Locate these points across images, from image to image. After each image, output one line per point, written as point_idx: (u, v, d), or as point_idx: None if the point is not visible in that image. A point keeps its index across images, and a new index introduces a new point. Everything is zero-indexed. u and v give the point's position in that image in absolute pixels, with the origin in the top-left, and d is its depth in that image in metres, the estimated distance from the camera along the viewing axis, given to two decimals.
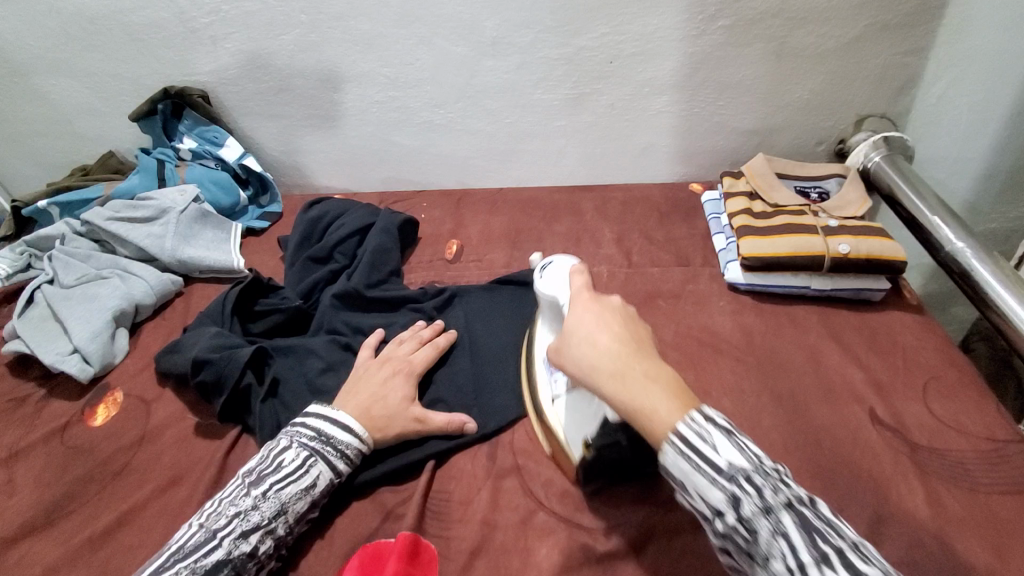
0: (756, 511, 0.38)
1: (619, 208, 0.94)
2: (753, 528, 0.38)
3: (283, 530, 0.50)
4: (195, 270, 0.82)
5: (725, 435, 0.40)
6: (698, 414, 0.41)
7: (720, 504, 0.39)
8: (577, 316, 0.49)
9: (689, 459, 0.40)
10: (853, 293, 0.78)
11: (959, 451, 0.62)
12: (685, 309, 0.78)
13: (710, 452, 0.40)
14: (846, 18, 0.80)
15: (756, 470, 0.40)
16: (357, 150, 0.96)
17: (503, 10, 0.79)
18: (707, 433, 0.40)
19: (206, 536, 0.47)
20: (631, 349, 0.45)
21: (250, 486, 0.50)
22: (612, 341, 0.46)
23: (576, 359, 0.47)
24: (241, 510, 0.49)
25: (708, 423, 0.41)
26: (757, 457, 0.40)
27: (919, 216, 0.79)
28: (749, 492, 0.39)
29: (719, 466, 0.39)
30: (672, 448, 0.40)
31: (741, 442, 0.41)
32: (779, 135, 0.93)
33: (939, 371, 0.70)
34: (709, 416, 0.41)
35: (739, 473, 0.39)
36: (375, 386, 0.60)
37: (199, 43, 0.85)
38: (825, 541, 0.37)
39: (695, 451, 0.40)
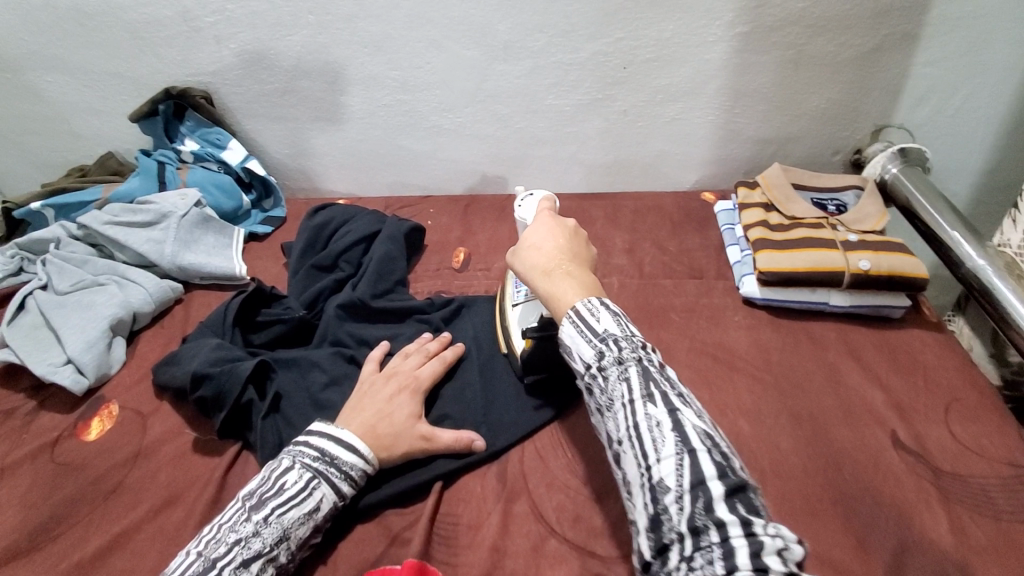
0: (614, 364, 0.45)
1: (631, 217, 0.92)
2: (607, 376, 0.45)
3: (285, 557, 0.48)
4: (195, 276, 0.79)
5: (611, 314, 0.47)
6: (596, 300, 0.48)
7: (589, 360, 0.46)
8: (531, 228, 0.54)
9: (576, 325, 0.47)
10: (873, 310, 0.76)
11: (984, 478, 0.60)
12: (698, 324, 0.76)
13: (592, 319, 0.46)
14: (868, 27, 0.78)
15: (627, 338, 0.46)
16: (362, 154, 0.94)
17: (516, 13, 0.77)
18: (597, 312, 0.47)
19: (205, 565, 0.45)
20: (567, 257, 0.51)
21: (251, 511, 0.48)
22: (554, 248, 0.52)
23: (520, 256, 0.53)
24: (242, 536, 0.46)
25: (599, 305, 0.47)
26: (633, 333, 0.46)
27: (938, 231, 0.77)
28: (612, 348, 0.45)
29: (596, 331, 0.46)
30: (566, 316, 0.47)
31: (622, 319, 0.47)
32: (795, 145, 0.91)
33: (960, 392, 0.68)
34: (603, 302, 0.47)
35: (611, 337, 0.45)
36: (381, 403, 0.57)
37: (203, 42, 0.83)
38: (657, 389, 0.43)
39: (579, 317, 0.47)
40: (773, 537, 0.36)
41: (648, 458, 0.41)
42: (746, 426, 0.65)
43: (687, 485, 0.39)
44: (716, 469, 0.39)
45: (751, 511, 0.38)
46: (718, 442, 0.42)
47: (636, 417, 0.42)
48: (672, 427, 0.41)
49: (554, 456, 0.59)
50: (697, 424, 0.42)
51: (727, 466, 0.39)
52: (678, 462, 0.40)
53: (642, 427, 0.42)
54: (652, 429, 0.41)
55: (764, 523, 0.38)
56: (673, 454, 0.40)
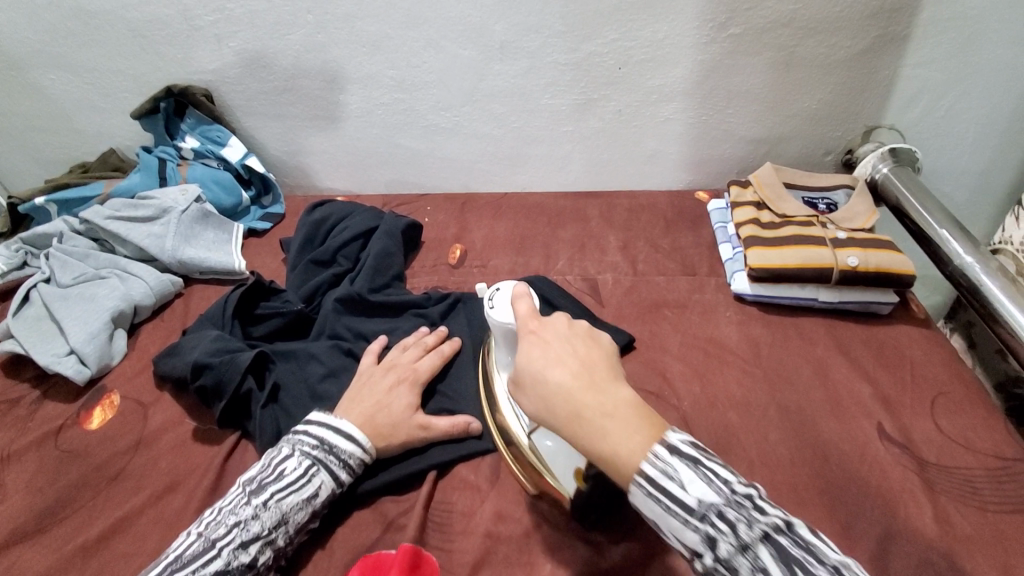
0: (733, 548, 0.37)
1: (625, 215, 0.93)
2: (733, 567, 0.36)
3: (283, 541, 0.49)
4: (195, 271, 0.80)
5: (690, 465, 0.39)
6: (663, 447, 0.39)
7: (695, 544, 0.38)
8: (526, 349, 0.45)
9: (660, 502, 0.38)
10: (861, 306, 0.77)
11: (967, 469, 0.61)
12: (691, 319, 0.77)
13: (677, 489, 0.38)
14: (858, 29, 0.80)
15: (727, 502, 0.38)
16: (361, 152, 0.95)
17: (513, 14, 0.78)
18: (676, 471, 0.39)
19: (205, 545, 0.46)
20: (587, 382, 0.42)
21: (250, 495, 0.49)
22: (566, 375, 0.42)
23: (530, 396, 0.43)
24: (241, 519, 0.48)
25: (670, 457, 0.39)
26: (728, 487, 0.39)
27: (927, 229, 0.78)
28: (723, 530, 0.37)
29: (688, 505, 0.38)
30: (640, 490, 0.39)
31: (710, 471, 0.39)
32: (787, 145, 0.93)
33: (946, 386, 0.69)
34: (673, 447, 0.39)
35: (711, 510, 0.38)
36: (378, 393, 0.58)
37: (204, 41, 0.84)
38: (799, 569, 0.35)
39: (661, 491, 0.38)
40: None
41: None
42: (737, 418, 0.66)
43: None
44: None
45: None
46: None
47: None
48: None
49: None
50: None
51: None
52: None
53: None
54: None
55: None
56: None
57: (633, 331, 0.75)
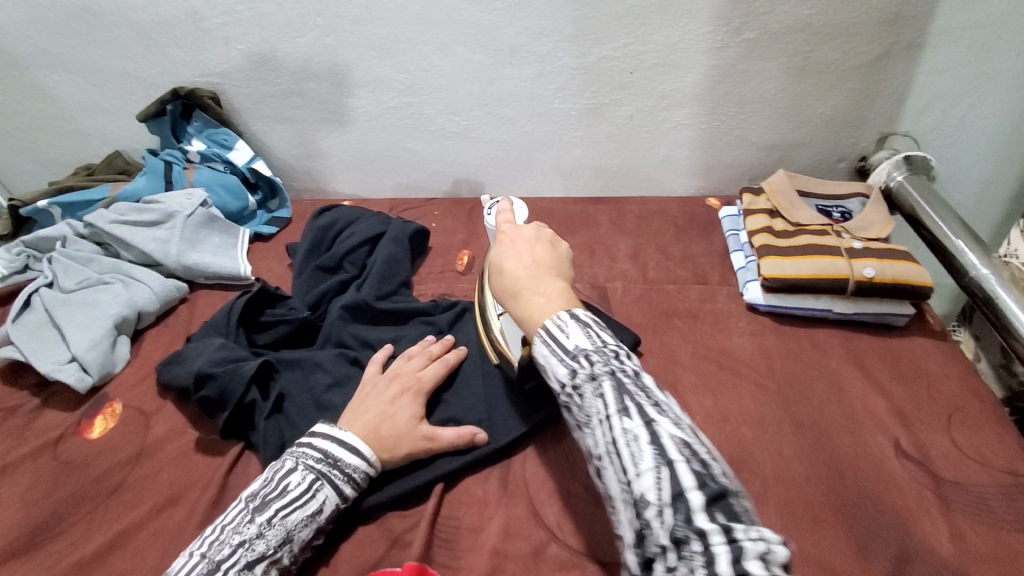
0: (586, 379, 0.43)
1: (635, 222, 0.92)
2: (582, 395, 0.43)
3: (288, 559, 0.48)
4: (200, 276, 0.79)
5: (581, 327, 0.45)
6: (566, 313, 0.46)
7: (562, 378, 0.44)
8: (500, 246, 0.53)
9: (546, 343, 0.45)
10: (877, 318, 0.76)
11: (983, 486, 0.60)
12: (702, 329, 0.76)
13: (561, 336, 0.44)
14: (874, 35, 0.78)
15: (597, 350, 0.43)
16: (368, 156, 0.94)
17: (523, 17, 0.77)
18: (567, 326, 0.45)
19: (209, 567, 0.45)
20: (534, 271, 0.50)
21: (254, 513, 0.48)
22: (522, 266, 0.50)
23: (493, 279, 0.51)
24: (246, 538, 0.46)
25: (569, 319, 0.45)
26: (604, 342, 0.44)
27: (942, 239, 0.76)
28: (583, 365, 0.43)
29: (566, 348, 0.44)
30: (539, 337, 0.45)
31: (592, 329, 0.45)
32: (801, 152, 0.91)
33: (963, 401, 0.68)
34: (575, 315, 0.46)
35: (581, 353, 0.43)
36: (383, 404, 0.57)
37: (210, 43, 0.83)
38: (633, 401, 0.41)
39: (551, 337, 0.45)
40: (756, 544, 0.34)
41: (628, 473, 0.38)
42: (749, 433, 0.64)
43: (668, 499, 0.36)
44: (696, 479, 0.37)
45: (734, 519, 0.36)
46: (699, 451, 0.38)
47: (613, 433, 0.40)
48: (649, 439, 0.38)
49: (557, 461, 0.59)
50: (673, 434, 0.39)
51: (707, 473, 0.37)
52: (656, 476, 0.37)
53: (619, 444, 0.39)
54: (630, 444, 0.39)
55: (747, 532, 0.35)
56: (652, 468, 0.37)
57: (644, 340, 0.74)
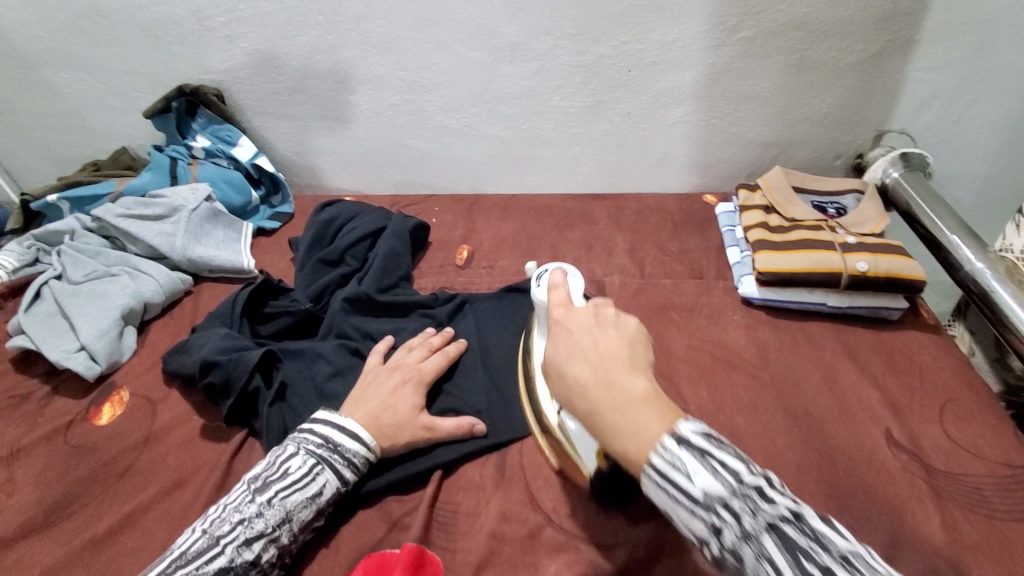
0: (739, 539, 0.35)
1: (633, 217, 0.93)
2: (739, 557, 0.35)
3: (287, 538, 0.49)
4: (205, 269, 0.81)
5: (697, 456, 0.37)
6: (672, 438, 0.38)
7: (702, 535, 0.37)
8: (554, 338, 0.46)
9: (663, 488, 0.37)
10: (870, 311, 0.77)
11: (975, 476, 0.61)
12: (698, 322, 0.77)
13: (683, 480, 0.37)
14: (869, 33, 0.79)
15: (735, 494, 0.36)
16: (370, 152, 0.95)
17: (523, 16, 0.78)
18: (683, 462, 0.37)
19: (209, 543, 0.46)
20: (603, 371, 0.42)
21: (255, 493, 0.50)
22: (584, 364, 0.42)
23: (554, 386, 0.44)
24: (245, 517, 0.48)
25: (677, 449, 0.37)
26: (737, 478, 0.36)
27: (937, 235, 0.78)
28: (728, 519, 0.36)
29: (693, 498, 0.36)
30: (649, 480, 0.38)
31: (717, 462, 0.37)
32: (797, 149, 0.92)
33: (956, 393, 0.69)
34: (684, 439, 0.38)
35: (716, 502, 0.36)
36: (384, 393, 0.59)
37: (215, 41, 0.85)
38: (810, 560, 0.33)
39: (668, 482, 0.37)
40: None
41: None
42: (743, 423, 0.66)
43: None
44: None
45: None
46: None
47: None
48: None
49: None
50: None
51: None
52: None
53: None
54: None
55: None
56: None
57: None
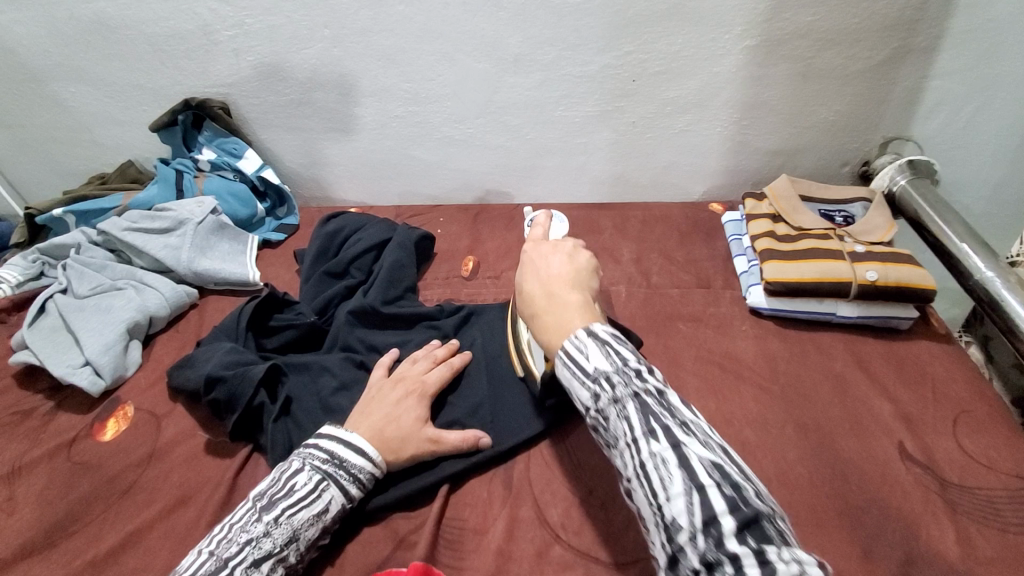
0: (609, 402, 0.42)
1: (639, 227, 0.92)
2: (607, 417, 0.42)
3: (294, 557, 0.49)
4: (209, 282, 0.81)
5: (599, 343, 0.44)
6: (583, 330, 0.45)
7: (586, 401, 0.44)
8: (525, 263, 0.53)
9: (567, 365, 0.45)
10: (881, 321, 0.76)
11: (991, 490, 0.59)
12: (705, 333, 0.76)
13: (581, 359, 0.44)
14: (875, 41, 0.79)
15: (618, 370, 0.43)
16: (375, 163, 0.95)
17: (528, 27, 0.78)
18: (585, 346, 0.44)
19: (217, 565, 0.46)
20: (546, 283, 0.50)
21: (261, 512, 0.49)
22: (539, 273, 0.51)
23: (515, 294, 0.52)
24: (253, 537, 0.47)
25: (586, 338, 0.45)
26: (625, 361, 0.43)
27: (947, 243, 0.77)
28: (606, 388, 0.43)
29: (586, 372, 0.43)
30: (558, 359, 0.45)
31: (611, 348, 0.44)
32: (803, 156, 0.92)
33: (969, 405, 0.68)
34: (592, 332, 0.45)
35: (602, 376, 0.43)
36: (388, 406, 0.58)
37: (221, 55, 0.85)
38: (660, 423, 0.40)
39: (569, 358, 0.45)
40: (791, 565, 0.34)
41: (659, 499, 0.38)
42: (752, 436, 0.65)
43: (699, 526, 0.36)
44: (728, 504, 0.36)
45: (768, 542, 0.35)
46: (728, 469, 0.38)
47: (641, 456, 0.39)
48: (677, 461, 0.38)
49: (561, 464, 0.59)
50: (702, 454, 0.39)
51: (740, 494, 0.37)
52: (688, 501, 0.37)
53: (648, 468, 0.39)
54: (658, 468, 0.39)
55: (783, 554, 0.34)
56: (682, 493, 0.37)
57: (647, 345, 0.74)
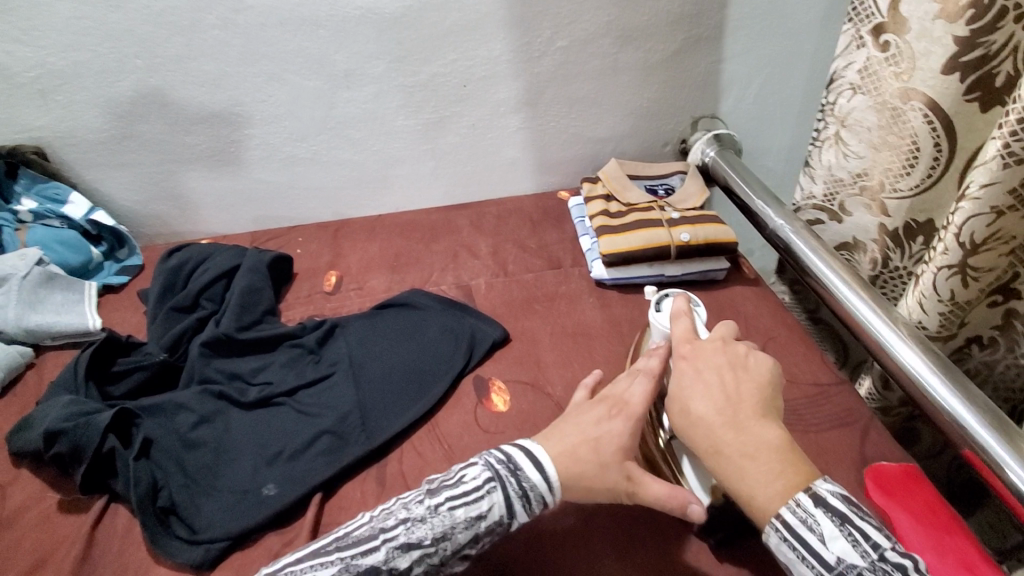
0: None
1: (495, 221, 0.98)
2: None
3: (439, 559, 0.48)
4: (45, 337, 0.77)
5: (837, 523, 0.44)
6: (804, 499, 0.45)
7: None
8: (693, 378, 0.53)
9: (793, 545, 0.44)
10: (701, 275, 0.87)
11: (792, 399, 0.72)
12: (559, 309, 0.83)
13: (818, 540, 0.44)
14: (666, 34, 0.91)
15: (870, 568, 0.42)
16: (222, 192, 0.94)
17: (351, 43, 0.82)
18: (816, 523, 0.44)
19: (372, 533, 0.48)
20: (728, 412, 0.50)
21: (425, 496, 0.51)
22: (719, 397, 0.51)
23: (680, 413, 0.52)
24: (410, 518, 0.49)
25: (815, 509, 0.45)
26: (874, 554, 0.43)
27: (749, 202, 0.89)
28: None
29: (827, 560, 0.43)
30: (773, 530, 0.45)
31: (852, 532, 0.44)
32: (630, 141, 1.02)
33: (774, 332, 0.81)
34: (822, 501, 0.45)
35: (849, 569, 0.43)
36: (590, 429, 0.53)
37: (25, 97, 0.80)
38: None
39: (797, 535, 0.44)
40: None
41: None
42: None
43: None
44: None
45: None
46: None
47: None
48: None
49: (431, 451, 0.64)
50: None
51: None
52: None
53: None
54: None
55: None
56: None
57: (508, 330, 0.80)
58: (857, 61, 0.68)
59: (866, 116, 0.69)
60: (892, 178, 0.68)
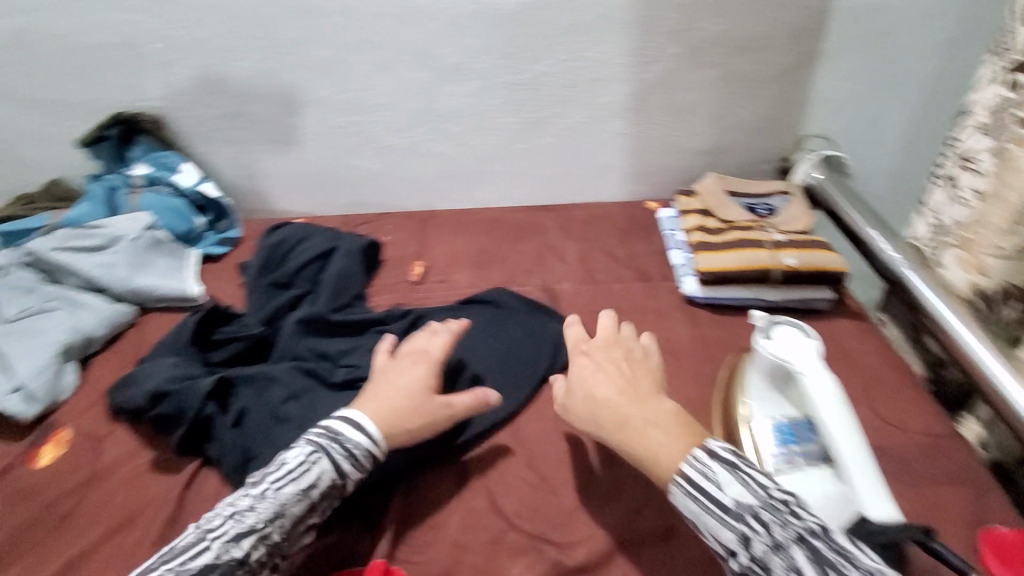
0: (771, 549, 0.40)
1: (582, 226, 0.96)
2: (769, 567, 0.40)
3: (278, 536, 0.48)
4: (149, 299, 0.79)
5: (729, 469, 0.44)
6: (699, 455, 0.45)
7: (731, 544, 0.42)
8: (586, 368, 0.53)
9: (695, 498, 0.43)
10: (801, 303, 0.82)
11: (901, 447, 0.66)
12: (646, 323, 0.80)
13: (713, 488, 0.43)
14: (784, 48, 0.86)
15: (766, 509, 0.42)
16: (318, 174, 0.95)
17: (462, 37, 0.82)
18: (712, 472, 0.44)
19: (198, 536, 0.47)
20: (631, 388, 0.51)
21: (250, 487, 0.50)
22: (612, 380, 0.52)
23: (573, 395, 0.53)
24: (237, 509, 0.48)
25: (711, 461, 0.44)
26: (765, 491, 0.43)
27: (857, 231, 0.83)
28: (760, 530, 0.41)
29: (725, 505, 0.42)
30: (678, 487, 0.44)
31: (746, 477, 0.43)
32: (730, 155, 0.98)
33: (879, 373, 0.75)
34: (713, 453, 0.45)
35: (749, 511, 0.42)
36: (399, 382, 0.57)
37: (152, 68, 0.84)
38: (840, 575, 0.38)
39: (695, 488, 0.43)
40: None
41: None
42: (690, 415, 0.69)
43: None
44: None
45: None
46: None
47: None
48: None
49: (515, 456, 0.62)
50: None
51: None
52: None
53: None
54: None
55: None
56: None
57: None
58: (986, 100, 0.62)
59: (984, 159, 0.63)
60: (993, 236, 0.63)
